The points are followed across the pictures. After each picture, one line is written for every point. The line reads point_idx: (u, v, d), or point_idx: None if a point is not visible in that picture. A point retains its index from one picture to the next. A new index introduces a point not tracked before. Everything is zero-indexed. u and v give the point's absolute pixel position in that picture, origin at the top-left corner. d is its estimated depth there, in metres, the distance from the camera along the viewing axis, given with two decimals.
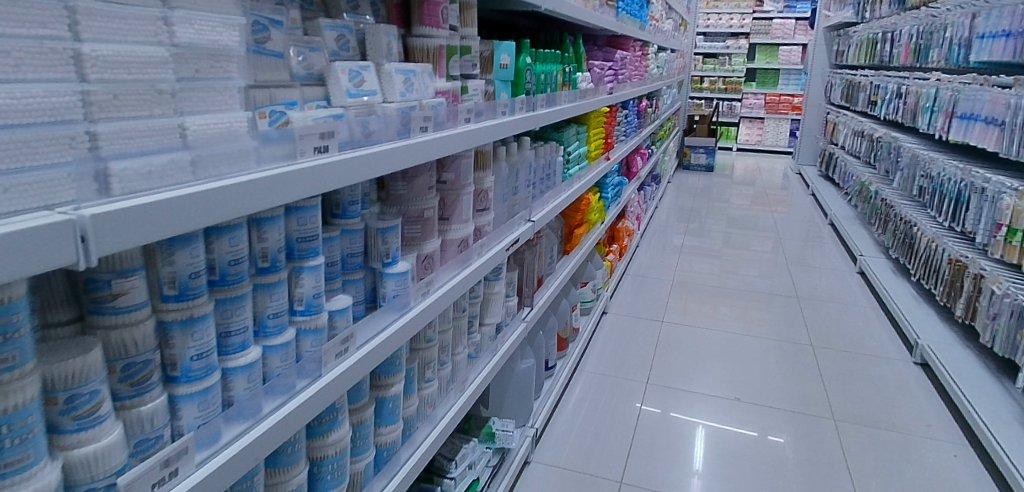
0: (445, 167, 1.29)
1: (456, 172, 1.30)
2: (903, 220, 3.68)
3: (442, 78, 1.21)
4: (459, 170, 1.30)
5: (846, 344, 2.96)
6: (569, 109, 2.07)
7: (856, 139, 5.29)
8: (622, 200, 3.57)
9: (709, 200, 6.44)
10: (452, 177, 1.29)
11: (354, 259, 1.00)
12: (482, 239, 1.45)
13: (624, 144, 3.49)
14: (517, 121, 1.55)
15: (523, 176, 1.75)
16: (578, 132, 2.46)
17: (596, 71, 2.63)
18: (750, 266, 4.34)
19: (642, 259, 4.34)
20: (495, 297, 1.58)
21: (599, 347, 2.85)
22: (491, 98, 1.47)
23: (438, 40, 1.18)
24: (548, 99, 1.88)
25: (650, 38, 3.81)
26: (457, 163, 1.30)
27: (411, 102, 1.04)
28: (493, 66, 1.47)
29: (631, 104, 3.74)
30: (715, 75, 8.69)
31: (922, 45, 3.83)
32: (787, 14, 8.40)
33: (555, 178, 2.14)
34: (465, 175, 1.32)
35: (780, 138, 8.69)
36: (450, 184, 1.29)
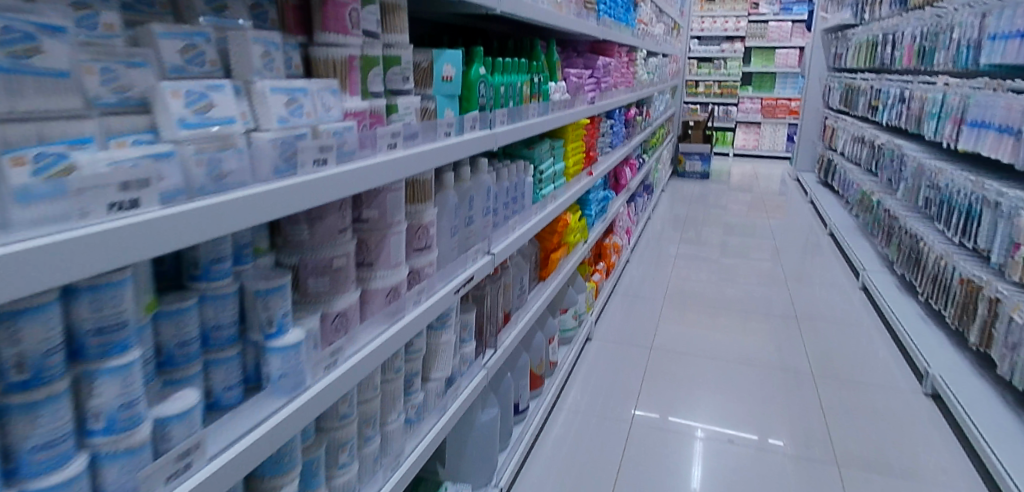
0: (365, 203, 1.06)
1: (381, 209, 1.08)
2: (907, 233, 3.47)
3: (354, 96, 0.98)
4: (385, 206, 1.08)
5: (849, 372, 2.74)
6: (537, 124, 1.84)
7: (856, 146, 5.09)
8: (608, 216, 3.36)
9: (704, 207, 6.24)
10: (376, 215, 1.07)
11: (221, 333, 0.80)
12: (420, 283, 1.23)
13: (610, 155, 3.28)
14: (466, 144, 1.33)
15: (479, 205, 1.53)
16: (553, 148, 2.23)
17: (575, 79, 2.41)
18: (747, 280, 4.12)
19: (633, 275, 4.11)
20: (443, 347, 1.36)
21: (581, 378, 2.63)
22: (431, 116, 1.25)
23: (347, 50, 0.95)
24: (510, 114, 1.66)
25: (638, 42, 3.59)
26: (382, 197, 1.08)
27: (301, 129, 0.81)
28: (433, 80, 1.24)
29: (617, 112, 3.51)
30: (710, 79, 8.44)
31: (927, 47, 3.61)
32: (783, 16, 8.21)
33: (525, 202, 1.92)
34: (391, 211, 1.10)
35: (777, 143, 8.47)
36: (374, 223, 1.08)
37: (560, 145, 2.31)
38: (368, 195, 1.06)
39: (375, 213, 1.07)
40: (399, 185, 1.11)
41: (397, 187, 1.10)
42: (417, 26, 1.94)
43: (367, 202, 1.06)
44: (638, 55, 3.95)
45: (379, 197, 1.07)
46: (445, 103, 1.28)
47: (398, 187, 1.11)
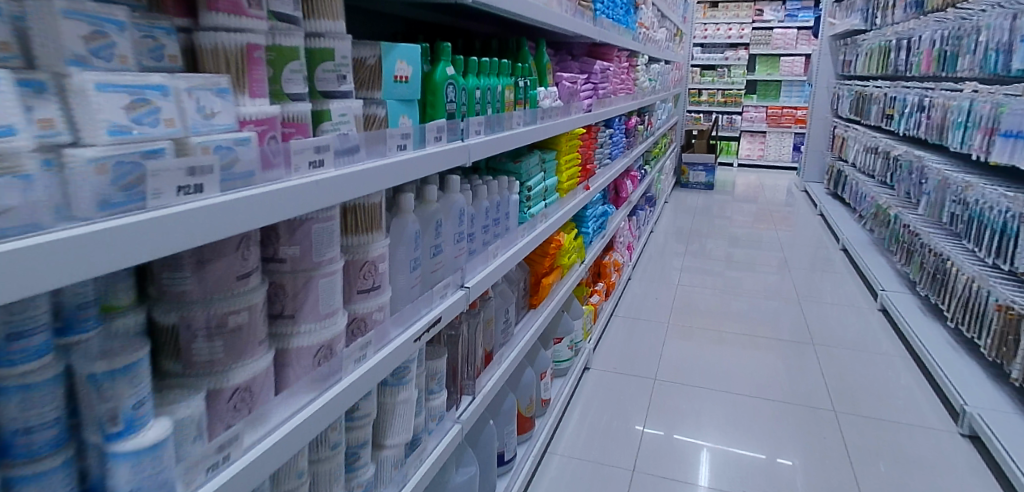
0: (284, 237, 0.82)
1: (307, 245, 0.83)
2: (931, 251, 3.22)
3: (259, 98, 0.74)
4: (312, 241, 0.83)
5: (875, 408, 2.48)
6: (524, 135, 1.61)
7: (869, 156, 4.83)
8: (608, 233, 3.11)
9: (709, 219, 5.98)
10: (299, 252, 0.83)
11: (32, 437, 0.55)
12: (366, 333, 0.98)
13: (609, 168, 3.04)
14: (425, 160, 1.09)
15: (449, 231, 1.28)
16: (543, 161, 2.00)
17: (568, 84, 2.18)
18: (756, 298, 3.85)
19: (634, 294, 3.85)
20: (401, 408, 1.11)
21: (578, 416, 2.38)
22: (380, 125, 1.01)
23: (246, 36, 0.72)
24: (488, 123, 1.42)
25: (639, 47, 3.34)
26: (307, 230, 0.83)
27: (158, 143, 0.58)
28: (383, 80, 1.01)
29: (617, 122, 3.28)
30: (713, 87, 8.26)
31: (949, 51, 3.37)
32: (788, 23, 7.98)
33: (510, 223, 1.68)
34: (322, 246, 0.85)
35: (783, 153, 8.20)
36: (298, 263, 0.83)
37: (552, 158, 2.08)
38: (288, 227, 0.81)
39: (297, 249, 0.82)
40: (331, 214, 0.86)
41: (328, 216, 0.85)
42: (383, 24, 1.69)
43: (286, 236, 0.82)
44: (639, 61, 3.72)
45: (304, 229, 0.82)
46: (399, 109, 1.05)
47: (331, 216, 0.86)
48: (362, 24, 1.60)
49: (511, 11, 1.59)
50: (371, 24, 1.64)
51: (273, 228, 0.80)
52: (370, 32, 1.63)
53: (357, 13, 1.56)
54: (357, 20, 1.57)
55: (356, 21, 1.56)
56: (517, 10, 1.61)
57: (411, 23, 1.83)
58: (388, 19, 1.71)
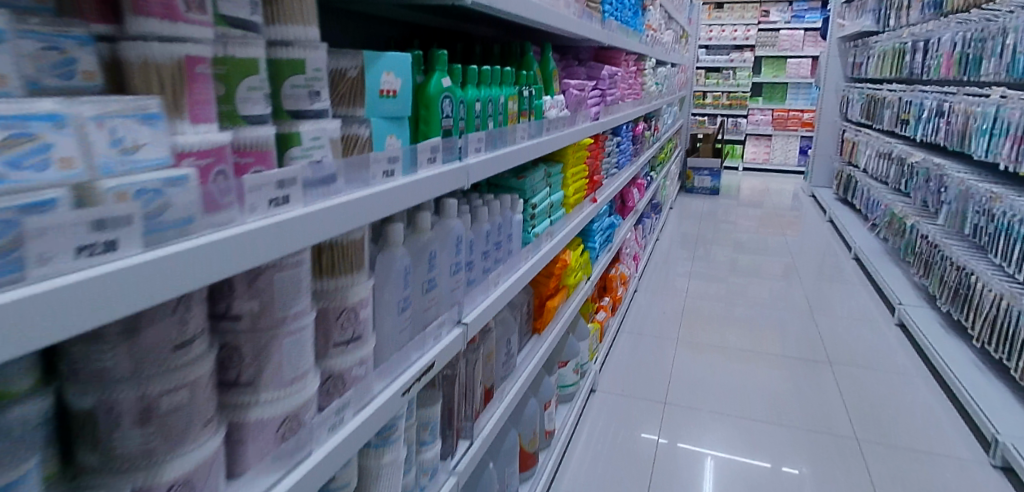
0: (240, 289, 0.66)
1: (269, 299, 0.68)
2: (953, 265, 3.07)
3: (203, 124, 0.59)
4: (275, 293, 0.69)
5: (899, 436, 2.34)
6: (527, 150, 1.46)
7: (882, 162, 4.67)
8: (614, 246, 2.97)
9: (715, 225, 5.82)
10: (259, 307, 0.68)
11: None
12: (344, 393, 0.83)
13: (616, 178, 2.90)
14: (415, 187, 0.95)
15: (444, 262, 1.14)
16: (548, 175, 1.86)
17: (576, 92, 2.04)
18: (767, 311, 3.70)
19: (639, 307, 3.69)
20: (387, 471, 0.96)
21: (584, 444, 2.24)
22: (364, 149, 0.87)
23: (184, 46, 0.57)
24: (490, 138, 1.28)
25: (646, 50, 3.19)
26: (270, 281, 0.68)
27: (48, 191, 0.43)
28: (366, 96, 0.86)
29: (624, 129, 3.14)
30: (718, 90, 8.09)
31: (972, 54, 3.23)
32: (795, 24, 7.82)
33: (513, 246, 1.54)
34: (288, 298, 0.70)
35: (789, 156, 8.01)
36: (258, 321, 0.68)
37: (558, 171, 1.94)
38: (245, 279, 0.66)
39: (257, 304, 0.67)
40: (299, 258, 0.71)
41: (295, 262, 0.70)
42: (370, 27, 1.54)
43: (243, 288, 0.67)
44: (647, 64, 3.57)
45: (266, 279, 0.68)
46: (385, 129, 0.90)
47: (299, 262, 0.71)
48: (346, 27, 1.44)
49: (516, 14, 1.44)
50: (356, 28, 1.48)
51: (226, 280, 0.65)
52: (356, 38, 1.48)
53: (340, 16, 1.41)
54: (341, 24, 1.42)
55: (340, 25, 1.41)
56: (523, 13, 1.46)
57: (402, 26, 1.67)
58: (376, 22, 1.56)
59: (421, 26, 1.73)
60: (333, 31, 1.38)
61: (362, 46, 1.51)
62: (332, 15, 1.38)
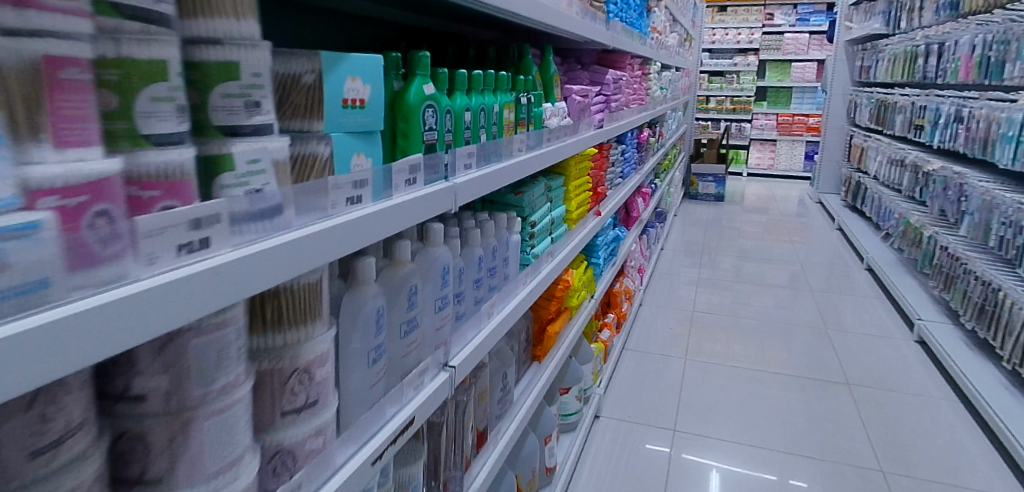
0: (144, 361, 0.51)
1: (187, 371, 0.53)
2: (976, 279, 2.91)
3: (76, 148, 0.43)
4: (196, 362, 0.53)
5: (927, 468, 2.17)
6: (526, 164, 1.30)
7: (894, 169, 4.49)
8: (618, 260, 2.82)
9: (721, 233, 5.63)
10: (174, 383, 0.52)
11: None
12: (295, 473, 0.67)
13: (620, 189, 2.74)
14: (389, 216, 0.79)
15: (427, 299, 0.98)
16: (548, 189, 1.71)
17: (579, 98, 1.88)
18: (777, 327, 3.52)
19: (643, 325, 3.49)
20: None
21: (589, 477, 2.07)
22: (325, 172, 0.71)
23: (42, 43, 0.41)
24: (482, 151, 1.12)
25: (651, 54, 3.03)
26: (187, 348, 0.52)
27: None
28: (327, 106, 0.70)
29: (629, 136, 2.98)
30: (722, 94, 7.89)
31: (993, 57, 3.07)
32: (799, 27, 7.60)
33: (508, 269, 1.39)
34: (213, 369, 0.54)
35: (794, 162, 7.74)
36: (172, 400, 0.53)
37: (559, 184, 1.79)
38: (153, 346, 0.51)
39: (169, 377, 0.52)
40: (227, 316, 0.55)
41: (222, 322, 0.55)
42: (341, 26, 1.39)
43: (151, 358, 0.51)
44: (652, 68, 3.41)
45: (182, 345, 0.52)
46: (354, 147, 0.75)
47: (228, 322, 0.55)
48: (309, 24, 1.29)
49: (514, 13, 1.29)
50: (323, 25, 1.33)
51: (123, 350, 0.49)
52: (321, 37, 1.33)
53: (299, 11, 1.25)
54: (301, 20, 1.27)
55: (299, 21, 1.26)
56: (523, 11, 1.30)
57: (383, 25, 1.52)
58: (349, 19, 1.41)
59: (407, 26, 1.58)
60: (289, 28, 1.24)
61: (330, 46, 1.36)
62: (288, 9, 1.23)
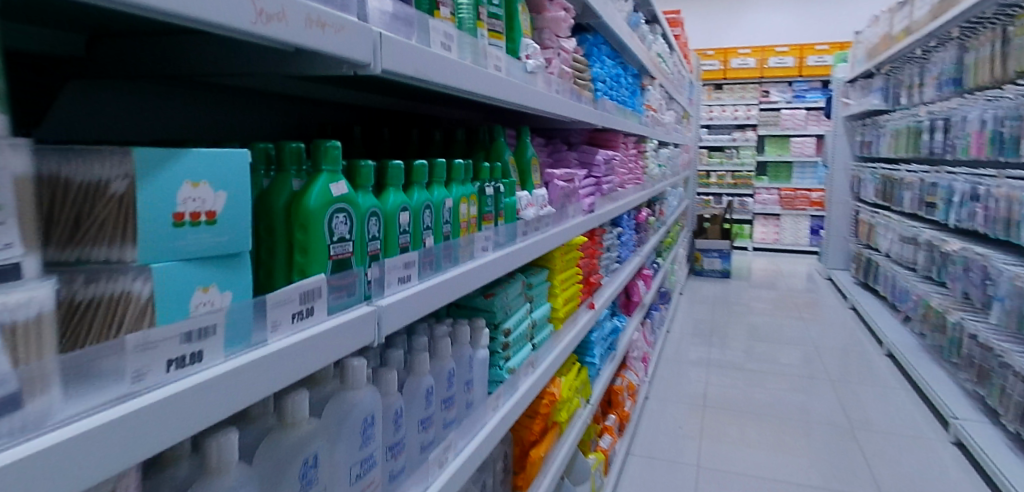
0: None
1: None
2: (1015, 374, 2.61)
3: None
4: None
5: None
6: (489, 268, 1.07)
7: (908, 247, 4.26)
8: (618, 354, 2.55)
9: (730, 312, 5.33)
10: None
11: None
12: None
13: (617, 276, 2.50)
14: (257, 373, 0.55)
15: (338, 465, 0.73)
16: (529, 287, 1.47)
17: (563, 183, 1.65)
18: (797, 425, 3.18)
19: (649, 424, 3.15)
20: None
21: None
22: (138, 323, 0.49)
23: None
24: (426, 258, 0.89)
25: (647, 131, 2.86)
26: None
27: None
28: (143, 225, 0.48)
29: (626, 218, 2.77)
30: (722, 169, 7.74)
31: (1006, 134, 2.89)
32: (796, 103, 7.45)
33: (471, 396, 1.13)
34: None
35: (800, 237, 7.51)
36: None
37: (544, 280, 1.55)
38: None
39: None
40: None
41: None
42: (251, 103, 1.14)
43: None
44: (648, 146, 3.22)
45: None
46: (196, 275, 0.52)
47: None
48: (205, 107, 1.05)
49: (494, 97, 1.08)
50: (226, 107, 1.09)
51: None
52: (226, 124, 1.09)
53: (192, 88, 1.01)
54: (194, 101, 1.02)
55: (188, 100, 1.01)
56: (502, 94, 1.10)
57: (307, 104, 1.29)
58: (273, 99, 1.19)
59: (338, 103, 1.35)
60: (184, 114, 1.01)
61: (235, 135, 1.12)
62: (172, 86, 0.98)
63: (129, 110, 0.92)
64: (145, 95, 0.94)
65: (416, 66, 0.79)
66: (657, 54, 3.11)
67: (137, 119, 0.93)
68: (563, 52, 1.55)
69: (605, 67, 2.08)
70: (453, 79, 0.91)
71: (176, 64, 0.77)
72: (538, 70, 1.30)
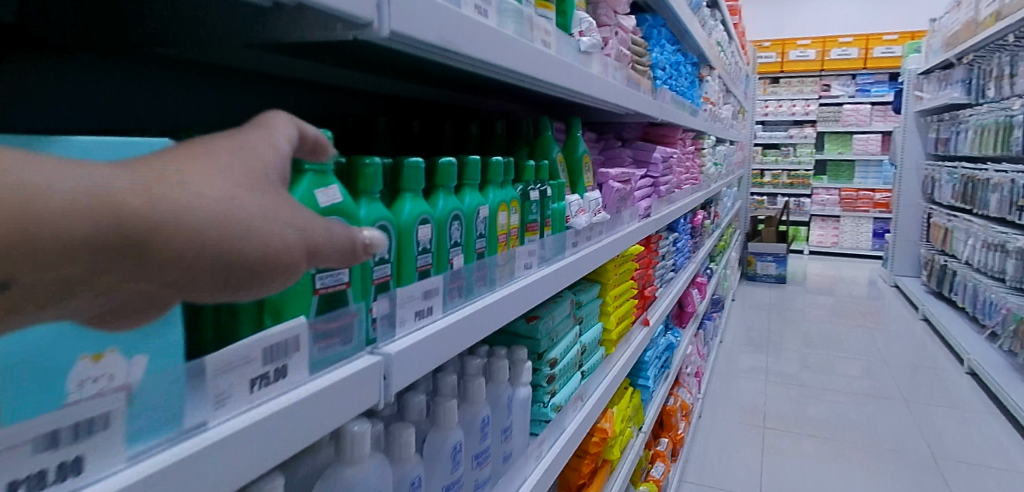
0: (85, 241, 0.28)
1: (165, 263, 0.31)
2: None
3: None
4: (201, 255, 0.32)
5: None
6: (532, 290, 0.87)
7: (993, 254, 3.87)
8: (672, 372, 2.32)
9: (787, 319, 4.99)
10: (117, 290, 0.31)
11: None
12: None
13: (672, 286, 2.27)
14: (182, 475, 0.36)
15: None
16: (579, 304, 1.26)
17: (619, 184, 1.42)
18: (871, 448, 2.88)
19: (703, 445, 2.89)
20: None
21: None
22: None
23: None
24: (456, 282, 0.70)
25: (706, 127, 2.61)
26: (207, 213, 0.32)
27: None
28: None
29: (682, 222, 2.53)
30: (777, 168, 7.34)
31: None
32: (859, 98, 7.02)
33: (510, 445, 0.93)
34: (239, 271, 0.34)
35: (861, 239, 7.06)
36: (114, 293, 0.31)
37: (595, 297, 1.35)
38: (120, 203, 0.28)
39: (125, 268, 0.30)
40: (209, 141, 0.36)
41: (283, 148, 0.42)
42: (273, 93, 1.03)
43: (102, 226, 0.28)
44: (705, 143, 2.97)
45: (164, 207, 0.30)
46: (81, 332, 0.34)
47: (251, 147, 0.38)
48: (201, 90, 0.91)
49: (544, 78, 0.88)
50: (217, 90, 0.94)
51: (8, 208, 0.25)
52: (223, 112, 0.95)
53: (206, 75, 0.92)
54: (219, 92, 0.94)
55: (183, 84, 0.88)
56: (552, 72, 0.90)
57: (319, 90, 1.12)
58: (285, 82, 1.04)
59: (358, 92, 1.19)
60: (180, 99, 0.88)
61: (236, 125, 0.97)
62: (205, 75, 0.92)
63: (102, 92, 0.79)
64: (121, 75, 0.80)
65: (441, 30, 0.60)
66: (716, 42, 2.85)
67: (119, 103, 0.81)
68: (622, 31, 1.34)
69: (665, 53, 1.84)
70: (490, 54, 0.70)
71: (135, 28, 0.61)
72: (593, 49, 1.09)
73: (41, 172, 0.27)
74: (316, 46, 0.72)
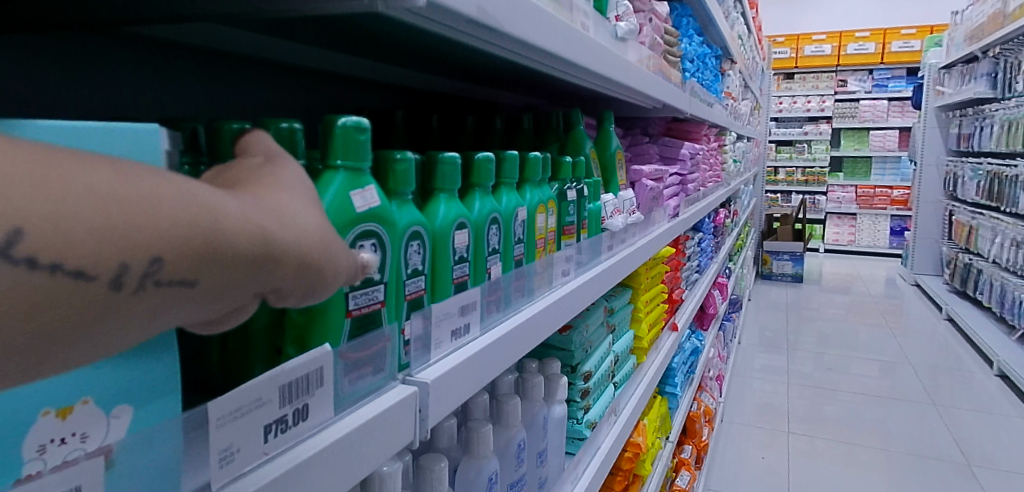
0: (232, 262, 0.25)
1: (284, 285, 0.28)
2: None
3: None
4: (308, 276, 0.29)
5: None
6: (571, 302, 0.79)
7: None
8: (697, 377, 2.23)
9: (805, 319, 4.87)
10: (231, 309, 0.27)
11: None
12: None
13: (696, 288, 2.18)
14: None
15: None
16: (611, 311, 1.18)
17: (652, 183, 1.33)
18: (902, 454, 2.76)
19: (726, 451, 2.79)
20: None
21: None
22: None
23: None
24: (495, 295, 0.62)
25: (728, 122, 2.53)
26: (315, 235, 0.29)
27: None
28: None
29: (705, 221, 2.44)
30: (791, 165, 7.22)
31: None
32: (877, 94, 6.87)
33: (546, 470, 0.84)
34: (324, 294, 0.31)
35: (878, 237, 6.93)
36: (223, 313, 0.27)
37: (628, 302, 1.27)
38: (268, 225, 0.26)
39: (243, 294, 0.26)
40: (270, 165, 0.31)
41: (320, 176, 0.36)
42: (292, 86, 0.97)
43: (254, 246, 0.25)
44: (726, 139, 2.88)
45: (294, 228, 0.28)
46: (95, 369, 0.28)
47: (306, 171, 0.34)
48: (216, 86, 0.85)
49: (584, 64, 0.79)
50: (236, 83, 0.88)
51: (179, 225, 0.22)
52: (236, 105, 0.88)
53: (222, 66, 0.85)
54: (240, 84, 0.89)
55: (200, 78, 0.83)
56: (592, 60, 0.81)
57: (340, 85, 1.05)
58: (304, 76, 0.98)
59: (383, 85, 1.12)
60: (194, 90, 0.82)
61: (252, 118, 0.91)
62: (220, 67, 0.85)
63: (112, 78, 0.73)
64: (131, 62, 0.75)
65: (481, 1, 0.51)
66: (739, 35, 2.76)
67: (129, 92, 0.75)
68: (655, 18, 1.26)
69: (693, 44, 1.76)
70: (531, 35, 0.62)
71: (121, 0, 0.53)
72: (630, 35, 1.01)
73: (198, 189, 0.24)
74: (338, 23, 0.64)
